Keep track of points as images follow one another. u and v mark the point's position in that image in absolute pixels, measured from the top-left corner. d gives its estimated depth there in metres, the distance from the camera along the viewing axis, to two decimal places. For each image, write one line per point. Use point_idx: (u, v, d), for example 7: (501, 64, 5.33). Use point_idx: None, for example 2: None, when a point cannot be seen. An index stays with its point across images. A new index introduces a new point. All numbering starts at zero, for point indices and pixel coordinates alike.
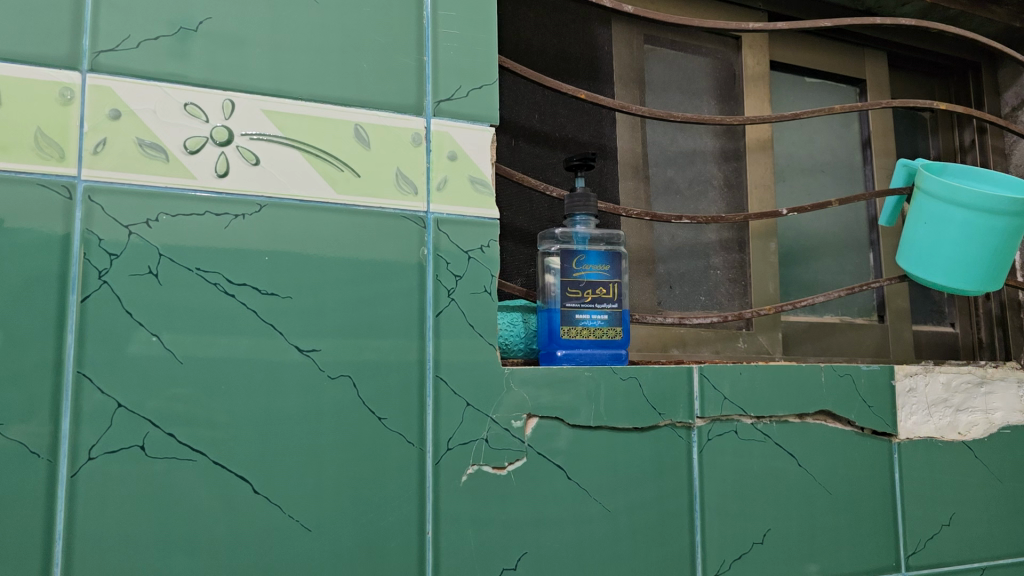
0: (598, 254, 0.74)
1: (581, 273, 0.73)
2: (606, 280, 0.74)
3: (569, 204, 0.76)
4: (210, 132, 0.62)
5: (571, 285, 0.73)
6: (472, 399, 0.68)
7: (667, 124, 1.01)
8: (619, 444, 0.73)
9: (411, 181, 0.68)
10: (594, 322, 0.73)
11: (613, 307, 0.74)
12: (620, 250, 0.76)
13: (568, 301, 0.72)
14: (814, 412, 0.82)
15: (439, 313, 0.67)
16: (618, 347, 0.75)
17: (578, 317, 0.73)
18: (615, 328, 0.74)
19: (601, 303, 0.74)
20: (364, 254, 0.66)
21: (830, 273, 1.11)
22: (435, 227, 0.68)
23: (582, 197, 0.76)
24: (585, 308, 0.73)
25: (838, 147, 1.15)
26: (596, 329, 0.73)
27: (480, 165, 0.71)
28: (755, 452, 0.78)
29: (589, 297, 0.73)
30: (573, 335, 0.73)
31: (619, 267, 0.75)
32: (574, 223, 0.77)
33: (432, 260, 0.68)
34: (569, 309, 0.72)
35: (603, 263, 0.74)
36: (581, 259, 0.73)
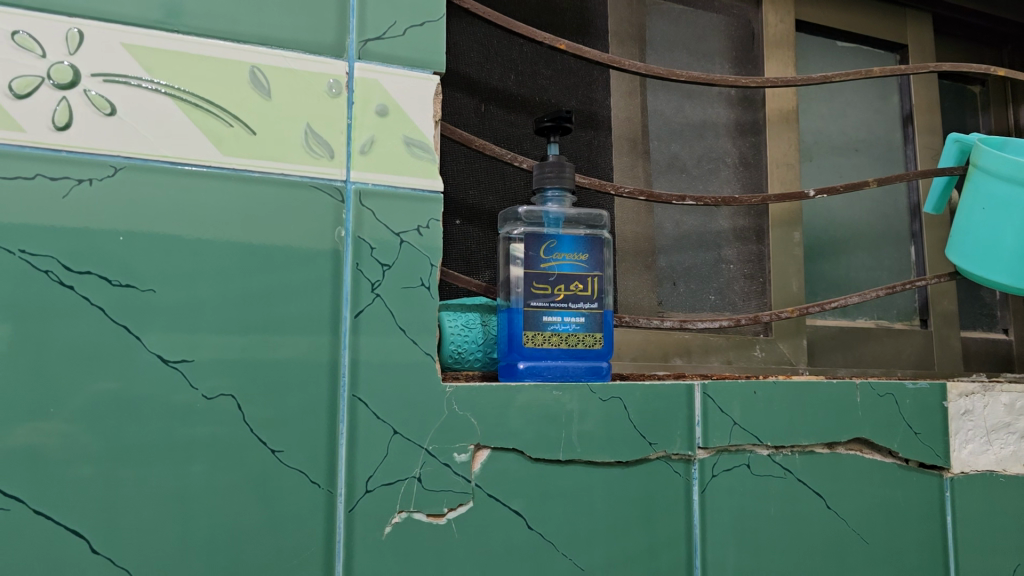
0: (573, 239, 0.58)
1: (551, 264, 0.57)
2: (583, 273, 0.58)
3: (539, 177, 0.60)
4: (47, 70, 0.47)
5: (537, 279, 0.57)
6: (402, 426, 0.52)
7: (672, 92, 0.85)
8: (597, 484, 0.57)
9: (326, 142, 0.53)
10: (566, 326, 0.57)
11: (591, 307, 0.58)
12: (604, 236, 0.60)
13: (533, 299, 0.57)
14: (848, 440, 0.66)
15: (359, 312, 0.52)
16: (597, 359, 0.59)
17: (546, 320, 0.57)
18: (594, 335, 0.58)
19: (575, 302, 0.58)
20: (260, 235, 0.50)
21: (865, 270, 0.94)
22: (356, 201, 0.53)
23: (556, 168, 0.60)
24: (554, 309, 0.57)
25: (876, 121, 0.98)
26: (570, 335, 0.57)
27: (419, 124, 0.55)
28: (771, 492, 0.62)
29: (560, 295, 0.57)
30: (539, 343, 0.57)
31: (601, 257, 0.59)
32: (545, 199, 0.61)
33: (352, 244, 0.52)
34: (534, 310, 0.57)
35: (579, 252, 0.58)
36: (550, 246, 0.57)
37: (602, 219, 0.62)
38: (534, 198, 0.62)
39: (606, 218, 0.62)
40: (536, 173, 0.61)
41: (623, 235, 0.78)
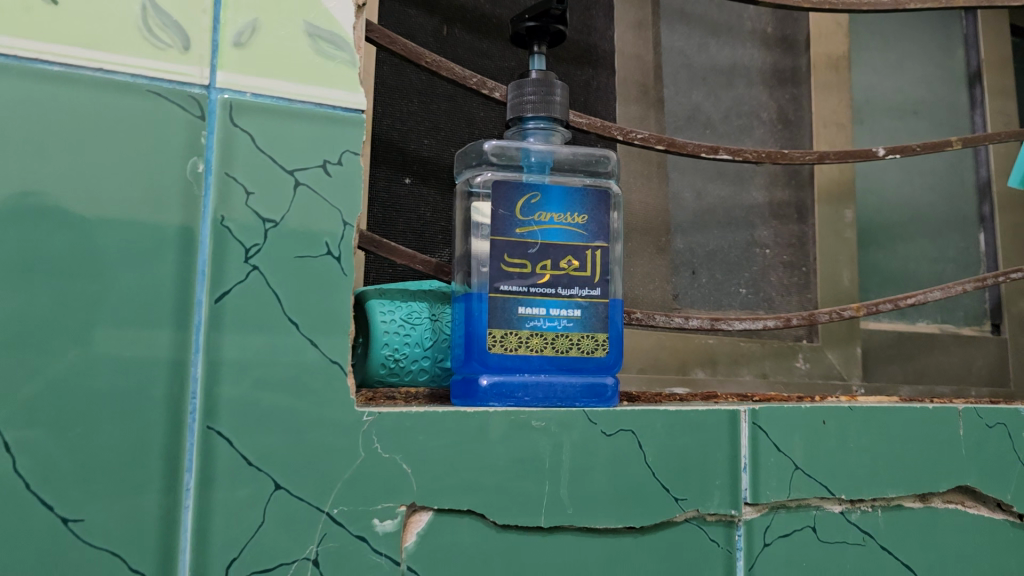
0: (566, 193, 0.39)
1: (532, 228, 0.38)
2: (579, 243, 0.39)
3: (515, 99, 0.41)
4: None
5: (510, 251, 0.38)
6: (289, 479, 0.33)
7: (693, 26, 0.66)
8: (597, 564, 0.37)
9: (176, 24, 0.33)
10: (552, 324, 0.38)
11: (589, 296, 0.39)
12: (611, 188, 0.40)
13: (502, 281, 0.37)
14: (946, 490, 0.47)
15: (223, 296, 0.33)
16: (599, 374, 0.39)
17: (522, 314, 0.38)
18: (595, 337, 0.39)
19: (567, 288, 0.38)
20: (55, 166, 0.31)
21: (923, 260, 0.74)
22: (224, 119, 0.33)
23: (541, 87, 0.40)
24: (534, 297, 0.38)
25: (941, 78, 0.79)
26: (558, 338, 0.38)
27: (329, 5, 0.36)
28: (845, 566, 0.43)
29: (544, 275, 0.38)
30: (510, 348, 0.37)
31: (608, 220, 0.40)
32: (525, 134, 0.42)
33: (215, 186, 0.33)
34: (504, 298, 0.37)
35: (575, 212, 0.39)
36: (531, 201, 0.38)
37: (611, 163, 0.43)
38: (508, 132, 0.42)
39: (616, 163, 0.43)
40: (512, 95, 0.41)
41: (630, 206, 0.59)
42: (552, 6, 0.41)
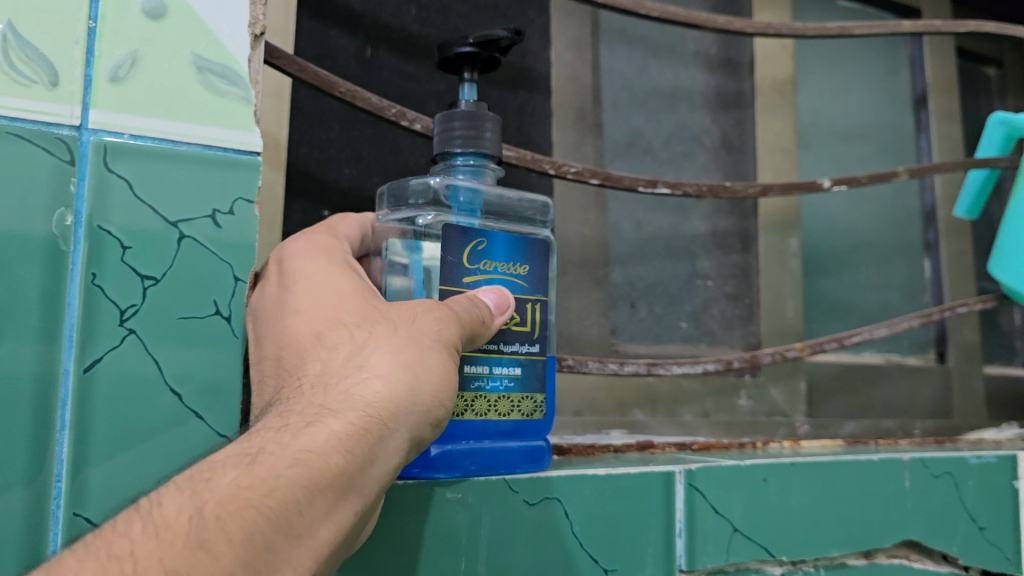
0: (510, 242, 0.34)
1: (476, 278, 0.34)
2: (522, 295, 0.35)
3: (448, 132, 0.37)
4: None
5: None
6: None
7: (633, 47, 0.63)
8: None
9: (40, 56, 0.29)
10: (494, 386, 0.33)
11: (531, 354, 0.35)
12: (547, 236, 0.38)
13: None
14: (891, 545, 0.44)
15: (93, 364, 0.30)
16: (529, 437, 0.36)
17: (468, 374, 0.33)
18: (535, 400, 0.35)
19: (510, 344, 0.34)
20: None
21: (870, 289, 0.72)
22: (97, 164, 0.30)
23: (479, 121, 0.37)
24: (482, 355, 0.33)
25: (886, 102, 0.77)
26: (501, 400, 0.34)
27: (221, 33, 0.33)
28: None
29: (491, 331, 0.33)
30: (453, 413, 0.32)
31: (546, 271, 0.36)
32: (455, 172, 0.38)
33: (85, 241, 0.30)
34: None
35: (517, 262, 0.35)
36: (476, 247, 0.34)
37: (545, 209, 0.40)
38: (434, 167, 0.38)
39: (549, 210, 0.41)
40: (442, 126, 0.37)
41: (566, 238, 0.56)
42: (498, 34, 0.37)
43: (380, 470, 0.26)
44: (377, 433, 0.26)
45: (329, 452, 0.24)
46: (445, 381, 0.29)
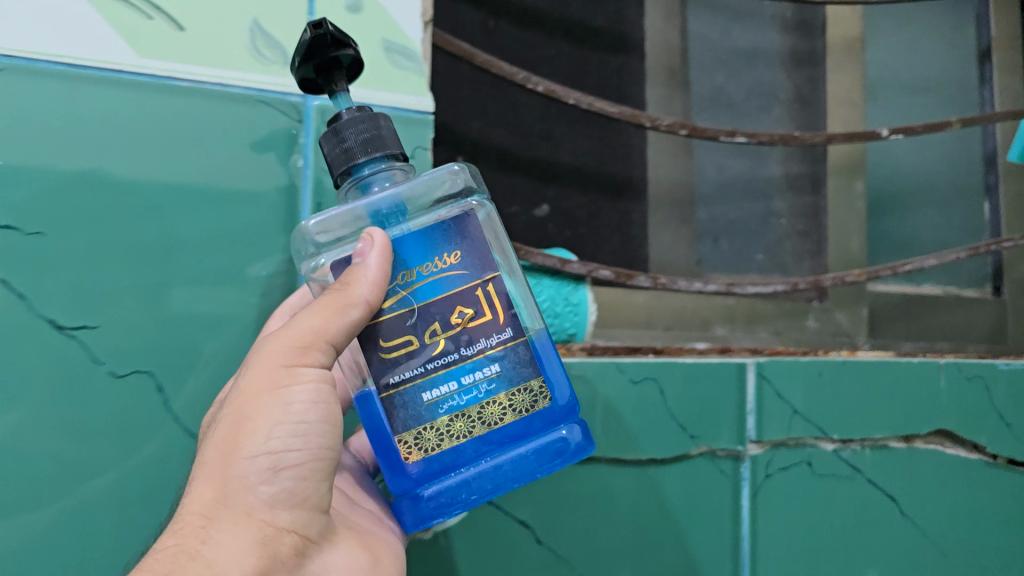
0: (421, 239, 0.32)
1: (397, 295, 0.32)
2: (464, 286, 0.32)
3: (336, 149, 0.33)
4: None
5: (386, 333, 0.32)
6: None
7: (716, 13, 0.72)
8: (627, 488, 0.46)
9: (279, 44, 0.41)
10: (466, 399, 0.33)
11: (501, 344, 0.33)
12: (473, 208, 0.34)
13: (387, 375, 0.32)
14: (927, 433, 0.54)
15: None
16: (544, 430, 0.34)
17: (428, 402, 0.33)
18: (526, 388, 0.33)
19: (470, 345, 0.32)
20: (167, 163, 0.39)
21: (931, 228, 0.80)
22: (319, 124, 0.42)
23: (365, 124, 0.33)
24: (432, 376, 0.32)
25: (952, 55, 0.83)
26: (485, 409, 0.33)
27: (402, 21, 0.43)
28: (835, 495, 0.51)
29: (437, 343, 0.32)
30: (426, 448, 0.33)
31: (486, 242, 0.33)
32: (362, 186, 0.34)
33: (313, 180, 0.42)
34: (398, 392, 0.32)
35: (445, 253, 0.32)
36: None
37: (469, 176, 0.35)
38: (340, 189, 0.34)
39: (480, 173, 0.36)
40: (331, 146, 0.34)
41: (657, 181, 0.65)
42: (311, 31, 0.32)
43: (227, 560, 0.27)
44: (196, 544, 0.27)
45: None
46: (260, 426, 0.30)
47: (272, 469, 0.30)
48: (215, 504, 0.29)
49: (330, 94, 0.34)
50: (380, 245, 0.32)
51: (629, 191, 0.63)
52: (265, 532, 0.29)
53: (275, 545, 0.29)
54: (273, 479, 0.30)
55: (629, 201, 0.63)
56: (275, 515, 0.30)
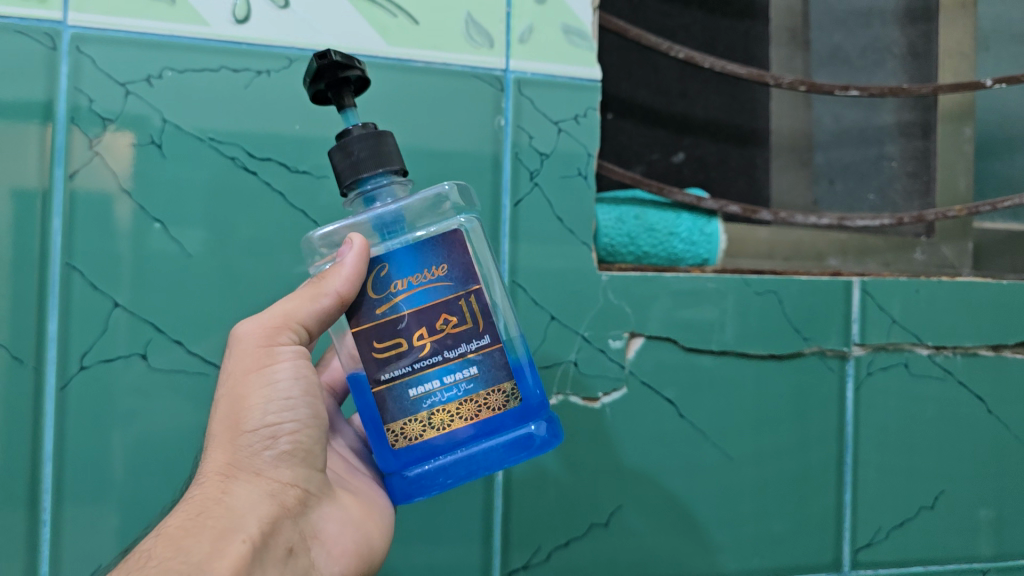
0: (410, 254, 0.38)
1: (391, 302, 0.38)
2: (449, 295, 0.39)
3: (342, 163, 0.39)
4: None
5: (379, 335, 0.38)
6: (559, 312, 0.55)
7: None
8: (750, 377, 0.58)
9: (485, 31, 0.54)
10: (445, 395, 0.39)
11: (474, 351, 0.39)
12: (460, 227, 0.40)
13: (381, 371, 0.39)
14: (1015, 344, 0.62)
15: (519, 201, 0.55)
16: (512, 427, 0.40)
17: (415, 396, 0.39)
18: (500, 389, 0.39)
19: (452, 349, 0.39)
20: (407, 126, 0.53)
21: None
22: (515, 91, 0.55)
23: (368, 143, 0.39)
24: (419, 374, 0.39)
25: None
26: (463, 405, 0.39)
27: (577, 9, 0.55)
28: (928, 393, 0.61)
29: (423, 345, 0.38)
30: (409, 434, 0.39)
31: (469, 259, 0.39)
32: (366, 196, 0.41)
33: (511, 134, 0.55)
34: (389, 386, 0.39)
35: (428, 269, 0.39)
36: (380, 274, 0.39)
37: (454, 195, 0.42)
38: (347, 200, 0.41)
39: (465, 190, 0.43)
40: (339, 160, 0.39)
41: (779, 131, 0.75)
42: (314, 66, 0.38)
43: (245, 503, 0.36)
44: (219, 492, 0.36)
45: (184, 527, 0.35)
46: (254, 403, 0.38)
47: (272, 437, 0.38)
48: (228, 466, 0.37)
49: (339, 109, 0.40)
50: (359, 246, 0.39)
51: (755, 139, 0.73)
52: (272, 484, 0.38)
53: (280, 493, 0.38)
54: (273, 445, 0.38)
55: (755, 148, 0.73)
56: (277, 471, 0.38)
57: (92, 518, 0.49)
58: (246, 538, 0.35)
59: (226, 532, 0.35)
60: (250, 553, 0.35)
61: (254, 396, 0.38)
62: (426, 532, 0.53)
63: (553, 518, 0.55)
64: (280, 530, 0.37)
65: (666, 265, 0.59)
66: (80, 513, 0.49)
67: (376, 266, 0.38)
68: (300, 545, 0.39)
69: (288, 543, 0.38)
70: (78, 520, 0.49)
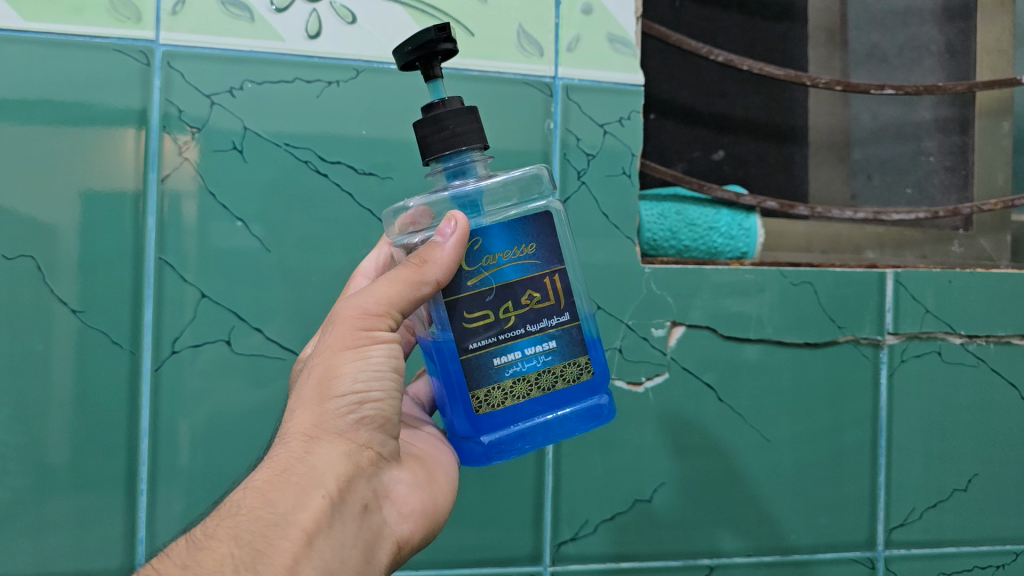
0: (503, 231, 0.40)
1: (482, 275, 0.40)
2: (535, 273, 0.41)
3: (434, 135, 0.41)
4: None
5: (470, 306, 0.40)
6: (604, 302, 0.59)
7: None
8: (787, 363, 0.61)
9: (536, 41, 0.58)
10: (527, 365, 0.41)
11: (555, 325, 0.42)
12: (547, 207, 0.42)
13: (469, 340, 0.40)
14: None
15: (567, 198, 0.58)
16: (584, 398, 0.43)
17: (499, 365, 0.41)
18: (576, 362, 0.42)
19: (535, 324, 0.41)
20: None
21: None
22: (564, 96, 0.58)
23: (462, 119, 0.41)
24: (504, 344, 0.41)
25: None
26: (542, 375, 0.41)
27: (621, 19, 0.59)
28: (961, 379, 0.64)
29: (509, 318, 0.41)
30: (492, 401, 0.41)
31: (555, 241, 0.42)
32: (450, 172, 0.43)
33: (560, 136, 0.58)
34: (475, 355, 0.41)
35: (520, 247, 0.41)
36: (474, 247, 0.40)
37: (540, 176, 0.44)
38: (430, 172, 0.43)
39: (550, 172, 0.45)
40: (429, 132, 0.41)
41: (817, 128, 0.77)
42: (432, 36, 0.39)
43: (324, 463, 0.38)
44: (303, 451, 0.39)
45: (270, 482, 0.38)
46: (345, 371, 0.39)
47: (357, 404, 0.39)
48: (314, 427, 0.39)
49: (429, 79, 0.41)
50: (461, 228, 0.40)
51: (794, 137, 0.76)
52: (350, 445, 0.40)
53: (357, 454, 0.40)
54: (358, 410, 0.39)
55: (793, 145, 0.76)
56: (358, 434, 0.40)
57: (182, 489, 0.54)
58: (325, 495, 0.38)
59: (309, 488, 0.38)
60: (327, 510, 0.38)
61: (346, 365, 0.39)
62: (482, 506, 0.57)
63: (600, 495, 0.59)
64: (357, 488, 0.39)
65: (707, 259, 0.62)
66: (172, 483, 0.54)
67: (472, 240, 0.40)
68: (373, 501, 0.41)
69: (364, 500, 0.40)
70: (169, 490, 0.54)
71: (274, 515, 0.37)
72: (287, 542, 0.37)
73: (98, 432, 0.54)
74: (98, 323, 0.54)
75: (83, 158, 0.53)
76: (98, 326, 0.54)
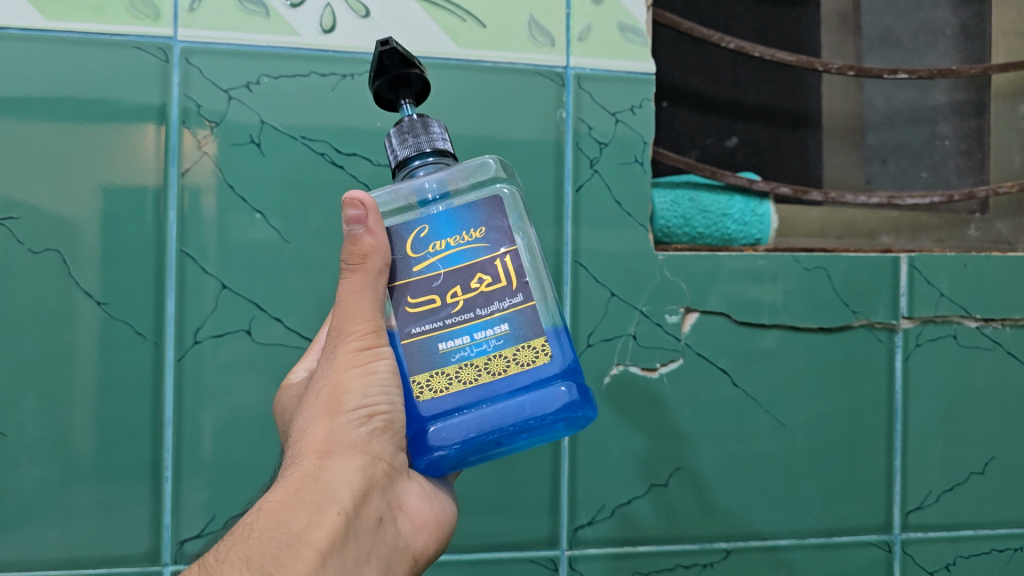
0: (451, 215, 0.40)
1: (428, 261, 0.40)
2: (484, 257, 0.40)
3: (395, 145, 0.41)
4: None
5: (414, 291, 0.40)
6: (619, 288, 0.59)
7: None
8: (802, 348, 0.61)
9: (547, 31, 0.58)
10: (473, 351, 0.39)
11: (503, 309, 0.40)
12: (499, 195, 0.41)
13: (412, 325, 0.40)
14: None
15: (580, 186, 0.59)
16: (538, 382, 0.39)
17: (444, 350, 0.40)
18: (529, 344, 0.39)
19: (484, 307, 0.40)
20: (475, 121, 0.58)
21: None
22: (575, 85, 0.59)
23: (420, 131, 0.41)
24: (450, 329, 0.40)
25: None
26: (491, 361, 0.39)
27: (631, 7, 0.60)
28: (977, 362, 0.64)
29: (456, 303, 0.40)
30: (434, 390, 0.39)
31: (509, 225, 0.41)
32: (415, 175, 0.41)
33: (572, 125, 0.59)
34: (419, 340, 0.40)
35: (467, 231, 0.40)
36: (420, 235, 0.40)
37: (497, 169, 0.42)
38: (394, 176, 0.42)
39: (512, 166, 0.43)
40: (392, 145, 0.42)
41: (830, 114, 0.77)
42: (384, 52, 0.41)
43: (340, 477, 0.38)
44: (316, 468, 0.38)
45: (283, 502, 0.38)
46: (353, 387, 0.39)
47: (366, 418, 0.39)
48: (327, 443, 0.39)
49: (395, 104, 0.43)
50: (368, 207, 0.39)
51: (807, 123, 0.76)
52: (365, 458, 0.39)
53: (372, 467, 0.40)
54: (367, 425, 0.40)
55: (806, 131, 0.76)
56: (370, 448, 0.40)
57: (205, 477, 0.56)
58: (340, 511, 0.38)
59: (322, 505, 0.38)
60: (342, 525, 0.38)
61: (354, 381, 0.39)
62: (500, 492, 0.58)
63: (617, 480, 0.59)
64: (371, 501, 0.39)
65: (721, 245, 0.62)
66: (196, 472, 0.56)
67: (418, 228, 0.40)
68: (387, 514, 0.40)
69: (378, 514, 0.40)
70: (192, 478, 0.56)
71: (288, 535, 0.37)
72: (301, 562, 0.36)
73: (122, 422, 0.55)
74: (121, 314, 0.55)
75: (105, 153, 0.54)
76: (122, 317, 0.55)
